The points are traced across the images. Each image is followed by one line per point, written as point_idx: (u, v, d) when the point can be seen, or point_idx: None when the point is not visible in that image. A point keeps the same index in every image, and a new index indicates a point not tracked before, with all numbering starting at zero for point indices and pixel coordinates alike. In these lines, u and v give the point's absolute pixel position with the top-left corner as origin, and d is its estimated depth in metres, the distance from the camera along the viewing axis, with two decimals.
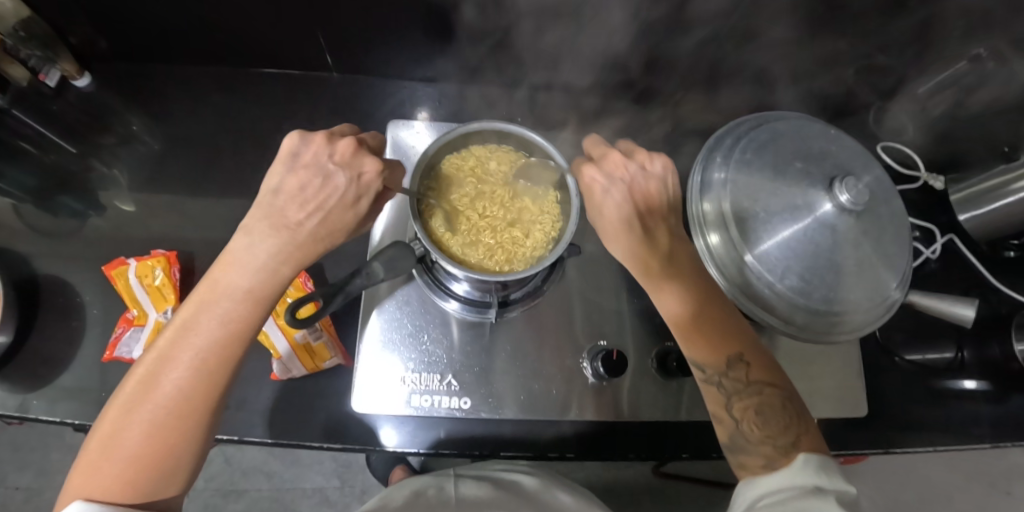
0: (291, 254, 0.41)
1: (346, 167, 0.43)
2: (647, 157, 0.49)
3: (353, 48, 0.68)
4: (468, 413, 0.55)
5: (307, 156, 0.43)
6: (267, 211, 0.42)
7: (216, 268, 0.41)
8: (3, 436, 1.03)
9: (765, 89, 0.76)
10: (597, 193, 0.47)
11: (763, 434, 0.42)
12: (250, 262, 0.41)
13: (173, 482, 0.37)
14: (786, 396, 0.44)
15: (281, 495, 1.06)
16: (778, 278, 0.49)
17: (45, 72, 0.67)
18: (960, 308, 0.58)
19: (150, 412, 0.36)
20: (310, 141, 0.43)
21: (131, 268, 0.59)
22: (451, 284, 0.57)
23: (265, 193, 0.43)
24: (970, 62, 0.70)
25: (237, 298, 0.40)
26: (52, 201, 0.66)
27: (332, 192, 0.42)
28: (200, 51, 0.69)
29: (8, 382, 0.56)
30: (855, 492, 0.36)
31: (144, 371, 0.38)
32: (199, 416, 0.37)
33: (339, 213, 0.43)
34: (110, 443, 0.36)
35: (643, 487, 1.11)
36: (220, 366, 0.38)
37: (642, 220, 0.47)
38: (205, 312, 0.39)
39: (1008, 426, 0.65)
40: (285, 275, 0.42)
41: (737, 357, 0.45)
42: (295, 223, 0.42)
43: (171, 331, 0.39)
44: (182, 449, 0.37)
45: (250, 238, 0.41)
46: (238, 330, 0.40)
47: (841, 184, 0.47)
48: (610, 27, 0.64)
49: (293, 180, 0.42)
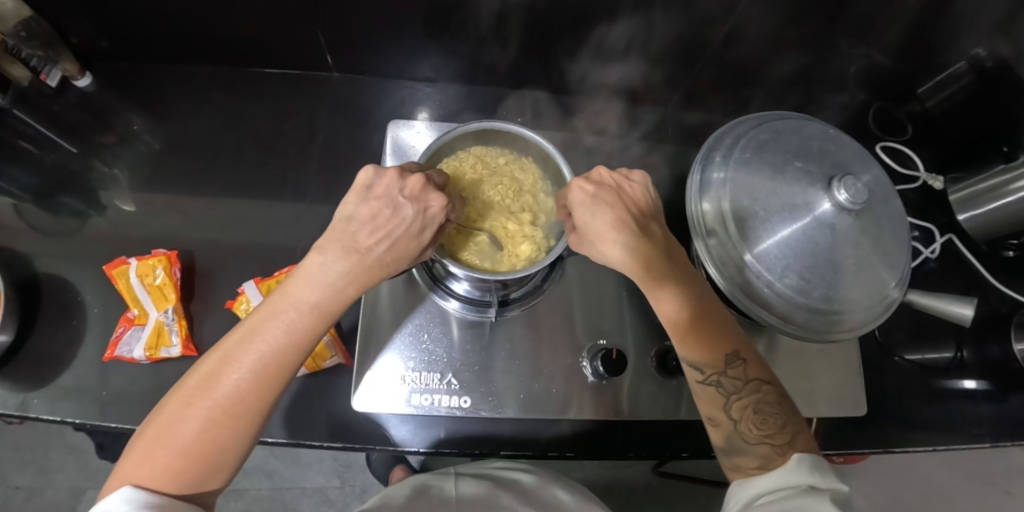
0: (360, 278, 0.41)
1: (415, 200, 0.42)
2: (626, 170, 0.50)
3: (353, 47, 0.68)
4: (468, 411, 0.55)
5: (379, 188, 0.42)
6: (338, 235, 0.41)
7: (291, 278, 0.41)
8: (3, 435, 1.03)
9: (765, 89, 0.76)
10: (586, 202, 0.45)
11: (761, 434, 0.42)
12: (322, 278, 0.40)
13: (216, 479, 0.36)
14: (780, 393, 0.44)
15: (281, 494, 1.06)
16: (778, 277, 0.49)
17: (46, 72, 0.67)
18: (958, 307, 0.58)
19: (207, 410, 0.36)
20: (383, 173, 0.42)
21: (131, 267, 0.59)
22: (451, 283, 0.58)
23: (338, 219, 0.42)
24: (970, 63, 0.69)
25: (304, 309, 0.39)
26: (53, 200, 0.66)
27: (401, 223, 0.41)
28: (201, 51, 0.70)
29: (10, 381, 0.56)
30: (847, 490, 0.36)
31: (208, 368, 0.37)
32: (250, 421, 0.37)
33: (406, 242, 0.42)
34: (164, 433, 0.35)
35: (643, 486, 1.11)
36: (279, 373, 0.38)
37: (634, 226, 0.46)
38: (274, 318, 0.39)
39: (1008, 425, 0.65)
40: (351, 294, 0.41)
41: (734, 355, 0.45)
42: (364, 248, 0.41)
43: (239, 331, 0.39)
44: (230, 449, 0.36)
45: (322, 259, 0.40)
46: (300, 339, 0.39)
47: (841, 183, 0.47)
48: (610, 28, 0.64)
49: (364, 209, 0.41)
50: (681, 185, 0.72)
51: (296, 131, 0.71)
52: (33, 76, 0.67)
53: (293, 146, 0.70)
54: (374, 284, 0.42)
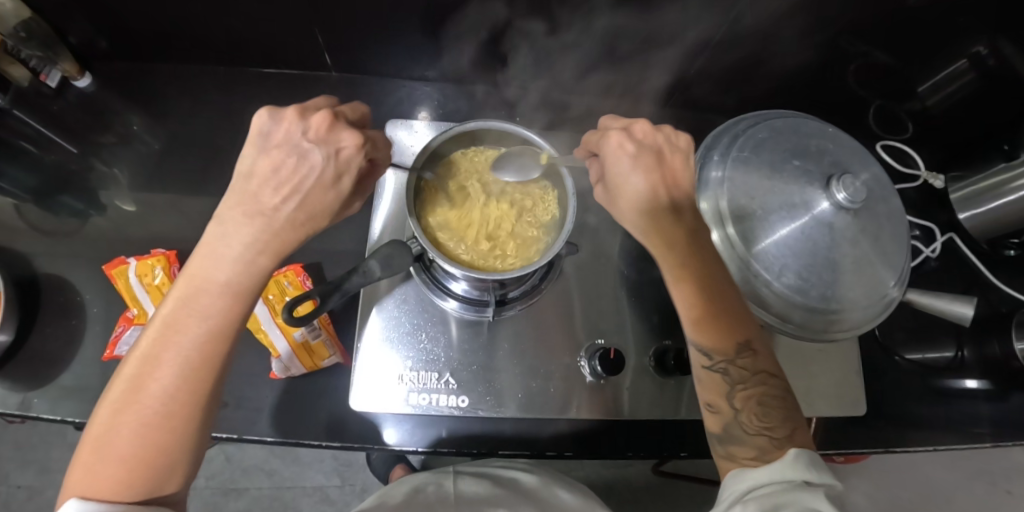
0: (267, 243, 0.41)
1: (322, 143, 0.42)
2: (672, 133, 0.49)
3: (351, 47, 0.69)
4: (466, 411, 0.55)
5: (279, 136, 0.42)
6: (240, 197, 0.41)
7: (193, 261, 0.40)
8: (5, 434, 1.04)
9: (765, 87, 0.76)
10: (620, 158, 0.47)
11: (761, 426, 0.41)
12: (229, 256, 0.40)
13: (172, 479, 0.36)
14: (785, 389, 0.44)
15: (282, 493, 1.06)
16: (776, 277, 0.48)
17: (45, 72, 0.68)
18: (958, 307, 0.58)
19: (139, 414, 0.36)
20: (279, 120, 0.42)
21: (131, 267, 0.59)
22: (448, 283, 0.58)
23: (238, 179, 0.42)
24: (971, 62, 0.67)
25: (219, 293, 0.39)
26: (53, 200, 0.66)
27: (308, 171, 0.41)
28: (200, 50, 0.70)
29: (10, 381, 0.56)
30: (841, 486, 0.36)
31: (132, 371, 0.37)
32: (188, 414, 0.37)
33: (318, 193, 0.42)
34: (101, 445, 0.35)
35: (643, 486, 1.11)
36: (208, 361, 0.38)
37: (665, 193, 0.47)
38: (188, 310, 0.38)
39: (1008, 426, 0.65)
40: (264, 264, 0.40)
41: (745, 345, 0.44)
42: (271, 208, 0.41)
43: (154, 329, 0.38)
44: (177, 447, 0.36)
45: (225, 228, 0.40)
46: (226, 323, 0.39)
47: (839, 182, 0.47)
48: (609, 25, 0.64)
49: (265, 161, 0.41)
50: None
51: None
52: (32, 76, 0.68)
53: None
54: (287, 249, 0.41)
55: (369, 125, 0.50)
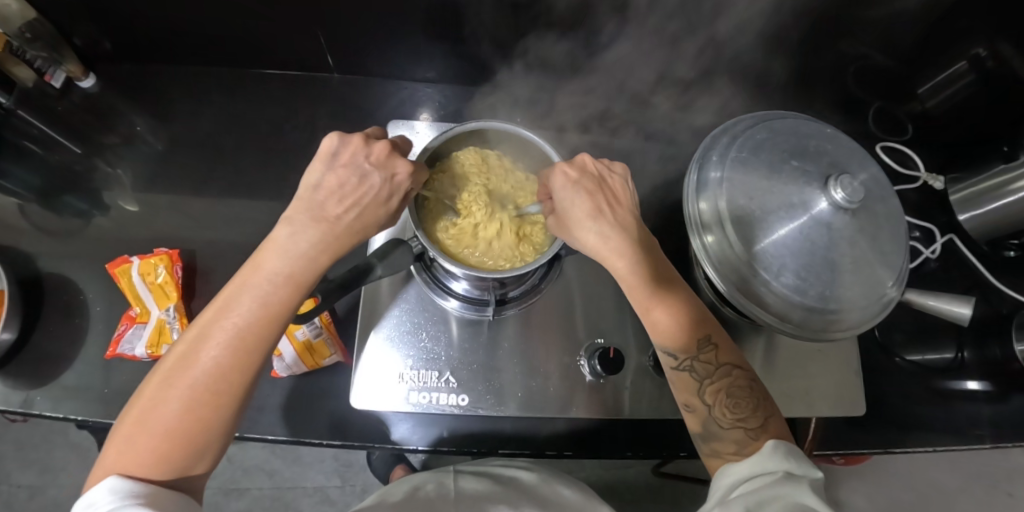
0: (331, 247, 0.42)
1: (382, 167, 0.43)
2: (609, 161, 0.50)
3: (353, 48, 0.69)
4: (466, 410, 0.56)
5: (345, 155, 0.43)
6: (307, 206, 0.42)
7: (259, 250, 0.41)
8: (6, 434, 1.04)
9: (764, 89, 0.76)
10: (566, 186, 0.46)
11: (734, 418, 0.43)
12: (291, 248, 0.41)
13: (202, 460, 0.37)
14: (750, 378, 0.45)
15: (282, 493, 1.06)
16: (775, 276, 0.49)
17: (51, 73, 0.68)
18: (956, 306, 0.58)
19: (185, 391, 0.36)
20: (347, 141, 0.43)
21: (133, 266, 0.59)
22: (449, 282, 0.58)
23: (303, 189, 0.42)
24: (970, 63, 0.67)
25: (277, 281, 0.40)
26: (56, 200, 0.66)
27: (369, 190, 0.42)
28: (203, 52, 0.70)
29: (12, 379, 0.56)
30: (823, 476, 0.37)
31: (183, 349, 0.38)
32: (231, 398, 0.37)
33: (373, 209, 0.43)
34: (145, 418, 0.36)
35: (643, 487, 1.11)
36: (256, 346, 0.38)
37: (612, 217, 0.46)
38: (244, 294, 0.39)
39: (1009, 427, 0.65)
40: (324, 263, 0.41)
41: (706, 339, 0.45)
42: (333, 218, 0.42)
43: (211, 309, 0.39)
44: (215, 429, 0.37)
45: (292, 229, 0.41)
46: (277, 311, 0.40)
47: (837, 182, 0.47)
48: (609, 27, 0.64)
49: (331, 177, 0.42)
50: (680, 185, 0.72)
51: (297, 131, 0.72)
52: (37, 77, 0.68)
53: (293, 146, 0.70)
54: (344, 253, 0.42)
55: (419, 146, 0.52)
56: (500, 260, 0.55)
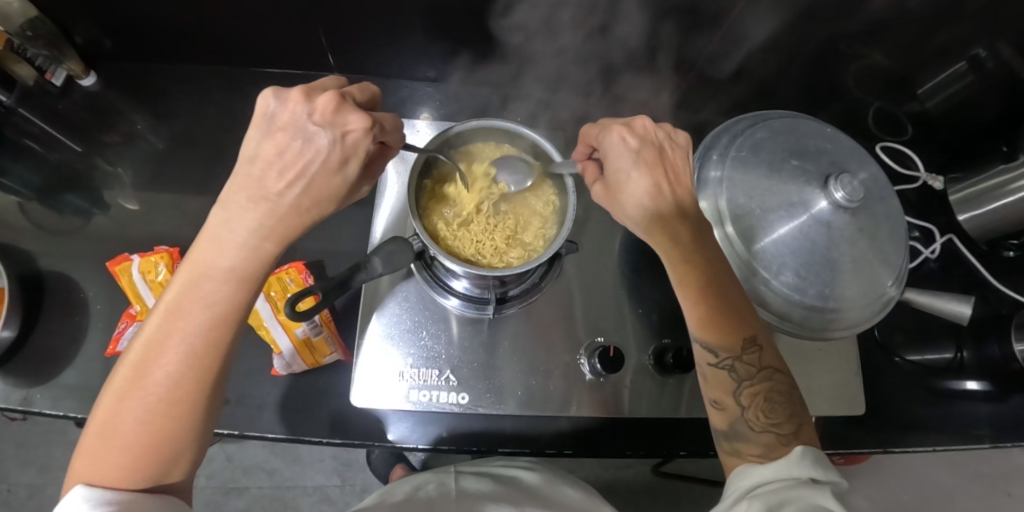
0: (275, 231, 0.40)
1: (329, 126, 0.41)
2: (671, 129, 0.51)
3: (354, 47, 0.69)
4: (466, 408, 0.56)
5: (283, 117, 0.41)
6: (244, 181, 0.41)
7: (197, 248, 0.40)
8: (5, 433, 1.04)
9: (764, 89, 0.76)
10: (625, 152, 0.47)
11: (767, 423, 0.42)
12: (231, 241, 0.40)
13: (178, 466, 0.37)
14: (791, 384, 0.44)
15: (281, 493, 1.06)
16: (775, 275, 0.49)
17: (51, 71, 0.69)
18: (955, 305, 0.58)
19: (144, 402, 0.36)
20: (284, 100, 0.41)
21: (134, 264, 0.59)
22: (450, 281, 0.58)
23: (242, 162, 0.42)
24: (969, 63, 0.67)
25: (221, 278, 0.39)
26: (56, 198, 0.66)
27: (312, 156, 0.40)
28: (204, 50, 0.70)
29: (12, 378, 0.56)
30: (848, 484, 0.36)
31: (136, 359, 0.37)
32: (193, 402, 0.37)
33: (322, 178, 0.41)
34: (107, 431, 0.36)
35: (643, 487, 1.11)
36: (212, 348, 0.38)
37: (669, 188, 0.47)
38: (190, 297, 0.38)
39: (1008, 427, 0.65)
40: (268, 250, 0.40)
41: (751, 340, 0.44)
42: (274, 195, 0.40)
43: (159, 316, 0.38)
44: (182, 435, 0.36)
45: (227, 214, 0.40)
46: (229, 309, 0.39)
47: (836, 181, 0.47)
48: (608, 26, 0.65)
49: (270, 144, 0.41)
50: None
51: None
52: (38, 75, 0.68)
53: None
54: (292, 236, 0.41)
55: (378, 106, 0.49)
56: (506, 257, 0.55)
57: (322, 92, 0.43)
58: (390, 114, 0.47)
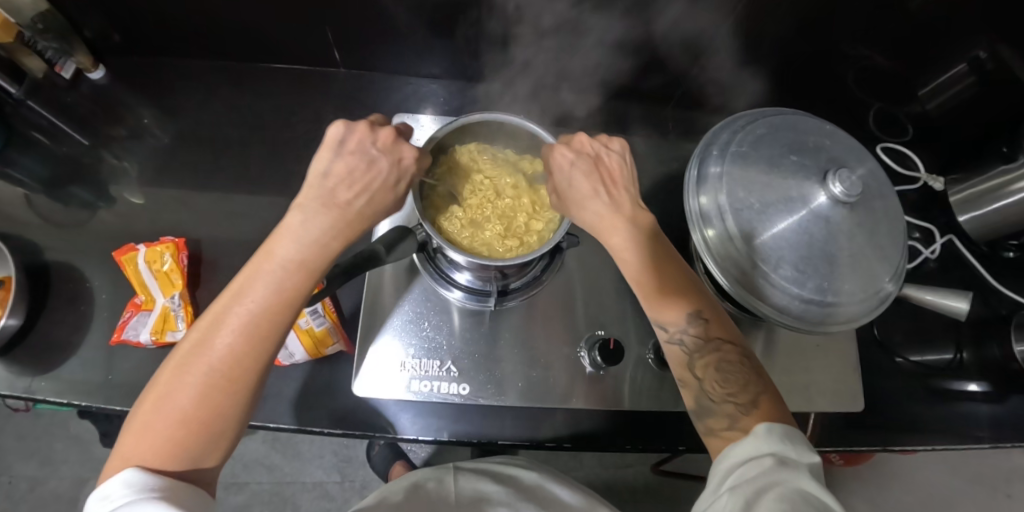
0: (343, 233, 0.42)
1: (390, 153, 0.45)
2: (606, 138, 0.52)
3: (360, 44, 0.70)
4: (466, 398, 0.56)
5: (352, 142, 0.44)
6: (318, 194, 0.43)
7: (272, 238, 0.42)
8: (8, 424, 1.05)
9: (764, 88, 0.77)
10: (562, 166, 0.49)
11: (723, 393, 0.42)
12: (305, 234, 0.41)
13: (220, 448, 0.37)
14: (743, 352, 0.45)
15: (282, 488, 1.06)
16: (773, 269, 0.49)
17: (60, 63, 0.70)
18: (953, 301, 0.58)
19: (200, 377, 0.36)
20: (353, 128, 0.44)
21: (140, 253, 0.60)
22: (452, 273, 0.59)
23: (312, 177, 0.44)
24: (970, 65, 0.67)
25: (289, 267, 0.40)
26: (63, 191, 0.67)
27: (377, 175, 0.44)
28: (211, 45, 0.71)
29: (16, 366, 0.57)
30: (817, 460, 0.37)
31: (198, 335, 0.38)
32: (247, 385, 0.37)
33: (383, 195, 0.45)
34: (161, 404, 0.36)
35: (642, 487, 1.11)
36: (273, 332, 0.39)
37: (606, 190, 0.49)
38: (258, 280, 0.40)
39: (1008, 427, 0.65)
40: (334, 248, 0.42)
41: (695, 314, 0.45)
42: (344, 203, 0.43)
43: (225, 295, 0.39)
44: (228, 414, 0.37)
45: (304, 216, 0.42)
46: (291, 296, 0.40)
47: (835, 176, 0.47)
48: (610, 26, 0.65)
49: (340, 165, 0.43)
50: (680, 182, 0.73)
51: (303, 124, 0.73)
52: (47, 67, 0.69)
53: (299, 140, 0.72)
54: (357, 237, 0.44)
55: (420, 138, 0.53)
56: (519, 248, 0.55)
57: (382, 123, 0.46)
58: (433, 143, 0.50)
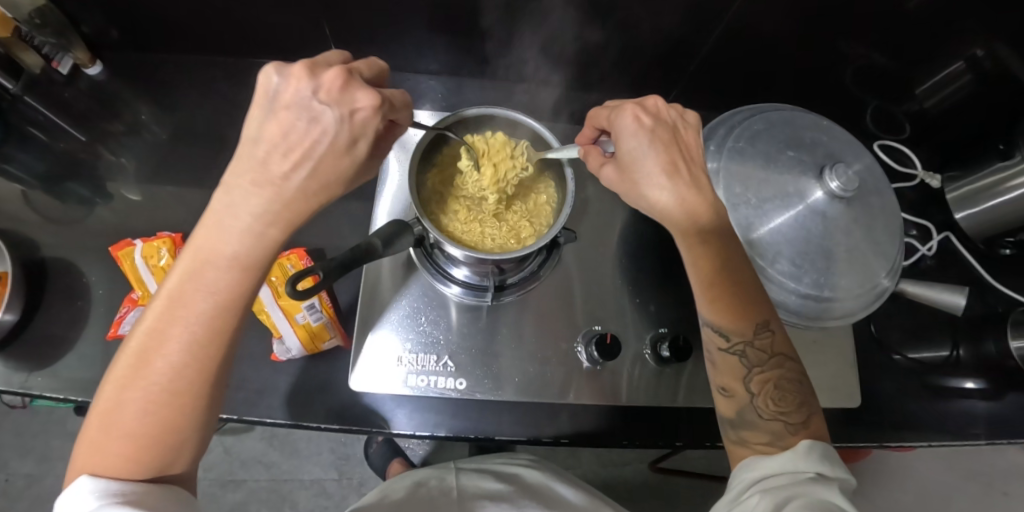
0: (280, 216, 0.38)
1: (335, 105, 0.38)
2: (681, 110, 0.50)
3: (357, 40, 0.70)
4: (463, 393, 0.56)
5: (288, 94, 0.38)
6: (247, 164, 0.38)
7: (197, 234, 0.38)
8: (6, 421, 1.05)
9: (762, 85, 0.77)
10: (638, 133, 0.46)
11: (776, 411, 0.41)
12: (232, 228, 0.37)
13: (181, 455, 0.36)
14: (800, 372, 0.44)
15: (280, 485, 1.06)
16: (770, 263, 0.49)
17: (58, 59, 0.69)
18: (948, 295, 0.59)
19: (146, 391, 0.35)
20: (287, 76, 0.38)
21: (136, 249, 0.60)
22: (450, 268, 0.59)
23: (244, 143, 0.39)
24: (968, 62, 0.67)
25: (223, 267, 0.37)
26: (60, 187, 0.67)
27: (321, 137, 0.38)
28: (209, 41, 0.71)
29: (12, 362, 0.57)
30: (854, 481, 0.36)
31: (138, 347, 0.36)
32: (199, 393, 0.36)
33: (332, 159, 0.39)
34: (111, 419, 0.35)
35: (640, 484, 1.12)
36: (217, 339, 0.37)
37: (682, 166, 0.46)
38: (192, 284, 0.37)
39: (1006, 425, 0.65)
40: (273, 236, 0.38)
41: (763, 325, 0.43)
42: (280, 178, 0.38)
43: (160, 303, 0.37)
44: (184, 424, 0.36)
45: (231, 198, 0.38)
46: (230, 298, 0.37)
47: (832, 171, 0.48)
48: (608, 24, 0.66)
49: (274, 124, 0.38)
50: None
51: None
52: (45, 63, 0.70)
53: None
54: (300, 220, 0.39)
55: (385, 83, 0.47)
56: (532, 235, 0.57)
57: (326, 66, 0.40)
58: (399, 91, 0.45)
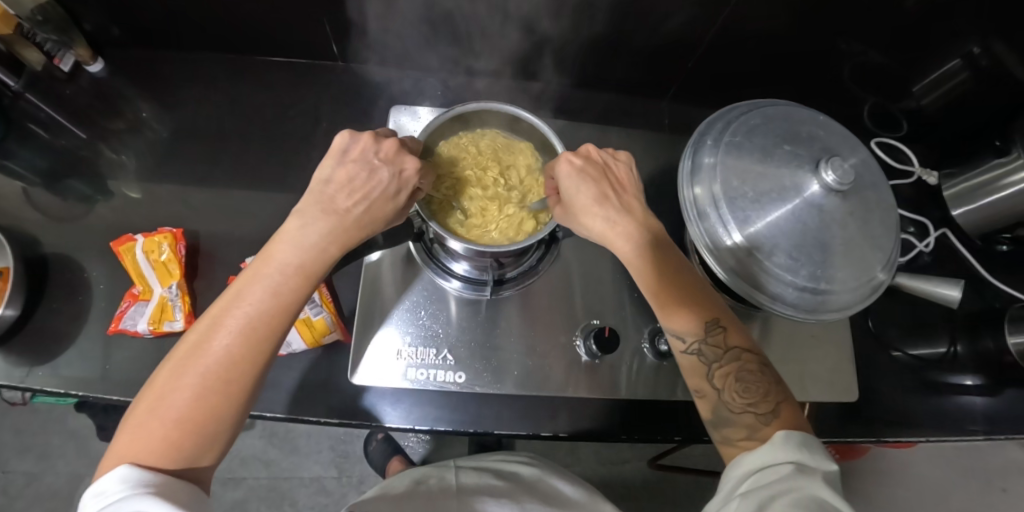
0: (340, 238, 0.43)
1: (391, 163, 0.45)
2: (613, 149, 0.54)
3: (357, 37, 0.70)
4: (463, 386, 0.56)
5: (355, 151, 0.45)
6: (319, 199, 0.44)
7: (272, 243, 0.42)
8: (5, 419, 1.05)
9: (760, 82, 0.78)
10: (570, 174, 0.49)
11: (744, 403, 0.42)
12: (304, 239, 0.42)
13: (210, 452, 0.36)
14: (761, 362, 0.44)
15: (279, 483, 1.06)
16: (767, 256, 0.49)
17: (59, 56, 0.70)
18: (945, 289, 0.59)
19: (197, 376, 0.36)
20: (357, 137, 0.45)
21: (138, 244, 0.60)
22: (451, 263, 0.60)
23: (315, 184, 0.45)
24: (964, 60, 0.67)
25: (288, 272, 0.41)
26: (61, 183, 0.67)
27: (376, 185, 0.44)
28: (210, 38, 0.72)
29: (13, 357, 0.57)
30: (836, 470, 0.36)
31: (196, 336, 0.38)
32: (243, 389, 0.37)
33: (381, 203, 0.45)
34: (157, 404, 0.36)
35: (639, 482, 1.12)
36: (268, 335, 0.39)
37: (615, 195, 0.50)
38: (256, 283, 0.40)
39: (1003, 420, 0.66)
40: (333, 254, 0.43)
41: (714, 322, 0.44)
42: (343, 210, 0.44)
43: (224, 298, 0.40)
44: (224, 417, 0.37)
45: (303, 221, 0.43)
46: (287, 299, 0.40)
47: (828, 164, 0.48)
48: (606, 21, 0.66)
49: (342, 172, 0.44)
50: (674, 174, 0.74)
51: (300, 117, 0.73)
52: (46, 60, 0.69)
53: (298, 133, 0.72)
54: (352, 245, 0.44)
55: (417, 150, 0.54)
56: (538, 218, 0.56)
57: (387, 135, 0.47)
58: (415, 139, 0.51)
